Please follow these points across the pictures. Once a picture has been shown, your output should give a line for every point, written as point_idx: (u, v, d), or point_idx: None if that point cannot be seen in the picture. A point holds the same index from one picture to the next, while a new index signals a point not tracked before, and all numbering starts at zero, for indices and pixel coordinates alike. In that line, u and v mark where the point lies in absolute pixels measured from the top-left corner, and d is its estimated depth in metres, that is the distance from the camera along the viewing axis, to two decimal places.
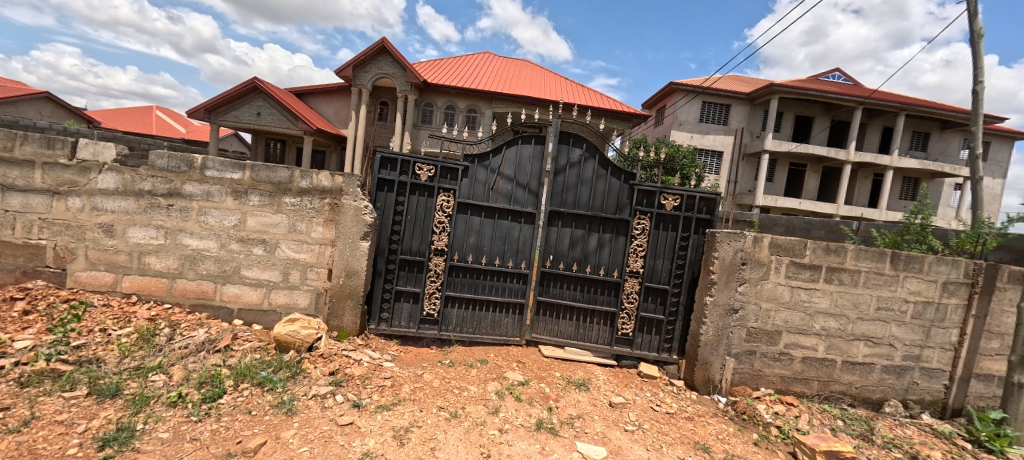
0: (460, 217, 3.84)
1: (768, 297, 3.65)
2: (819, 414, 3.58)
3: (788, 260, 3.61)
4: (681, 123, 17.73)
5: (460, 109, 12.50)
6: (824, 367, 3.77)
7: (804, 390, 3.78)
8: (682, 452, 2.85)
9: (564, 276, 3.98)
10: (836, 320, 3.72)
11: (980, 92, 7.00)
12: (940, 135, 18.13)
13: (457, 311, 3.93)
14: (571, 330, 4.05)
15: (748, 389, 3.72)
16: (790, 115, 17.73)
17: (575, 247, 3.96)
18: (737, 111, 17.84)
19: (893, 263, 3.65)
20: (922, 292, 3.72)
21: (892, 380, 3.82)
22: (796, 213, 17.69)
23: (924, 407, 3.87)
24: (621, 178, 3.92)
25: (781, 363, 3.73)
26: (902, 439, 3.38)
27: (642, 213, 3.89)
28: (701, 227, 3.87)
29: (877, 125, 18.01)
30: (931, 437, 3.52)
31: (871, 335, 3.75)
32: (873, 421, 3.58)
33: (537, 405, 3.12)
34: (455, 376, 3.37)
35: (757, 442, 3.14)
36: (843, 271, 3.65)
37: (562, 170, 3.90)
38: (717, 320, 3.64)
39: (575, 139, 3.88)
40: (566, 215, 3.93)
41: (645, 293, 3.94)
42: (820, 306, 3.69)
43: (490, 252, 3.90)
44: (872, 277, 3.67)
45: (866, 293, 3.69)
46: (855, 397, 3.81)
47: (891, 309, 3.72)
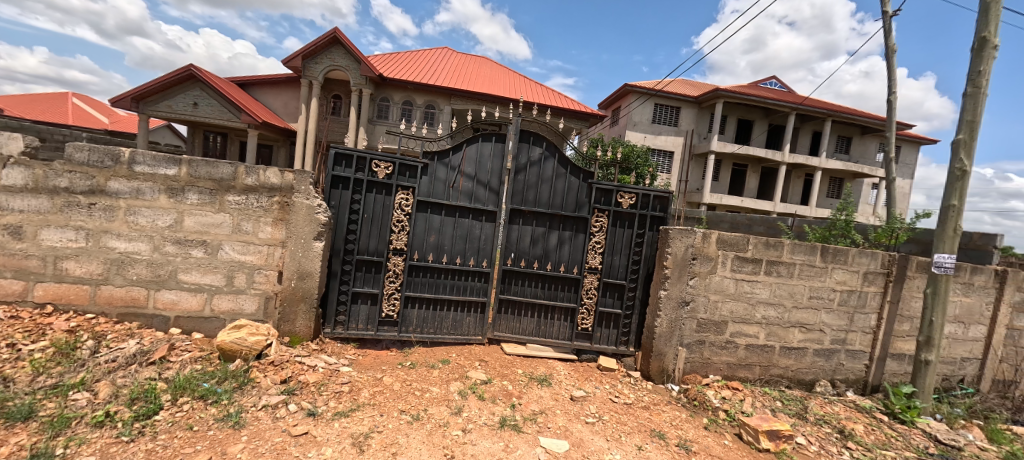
0: (419, 215, 3.76)
1: (715, 290, 3.87)
2: (761, 397, 3.84)
3: (733, 254, 3.84)
4: (636, 124, 18.38)
5: (418, 104, 12.24)
6: (764, 352, 4.05)
7: (747, 375, 4.05)
8: (640, 440, 2.97)
9: (525, 274, 4.00)
10: (774, 308, 4.01)
11: (892, 101, 7.80)
12: (860, 139, 20.01)
13: (417, 311, 3.85)
14: (532, 327, 4.10)
15: (699, 377, 3.93)
16: (733, 118, 18.90)
17: (536, 245, 4.00)
18: (686, 113, 18.79)
19: (823, 256, 3.99)
20: (848, 282, 4.09)
21: (823, 363, 4.19)
22: (739, 211, 18.89)
23: (849, 385, 4.27)
24: (579, 176, 4.00)
25: (727, 351, 3.98)
26: (831, 415, 3.71)
27: (600, 210, 4.00)
28: (655, 224, 4.04)
29: (808, 129, 19.59)
30: (855, 412, 3.88)
31: (804, 322, 4.08)
32: (806, 400, 3.89)
33: (500, 403, 3.12)
34: (416, 378, 3.30)
35: (707, 426, 3.33)
36: (780, 264, 3.94)
37: (522, 169, 3.91)
38: (670, 312, 3.81)
39: (535, 138, 3.91)
40: (527, 213, 3.96)
41: (603, 289, 4.05)
42: (761, 296, 3.96)
43: (451, 252, 3.85)
44: (805, 269, 3.99)
45: (800, 283, 4.00)
46: (791, 379, 4.15)
47: (821, 297, 4.07)
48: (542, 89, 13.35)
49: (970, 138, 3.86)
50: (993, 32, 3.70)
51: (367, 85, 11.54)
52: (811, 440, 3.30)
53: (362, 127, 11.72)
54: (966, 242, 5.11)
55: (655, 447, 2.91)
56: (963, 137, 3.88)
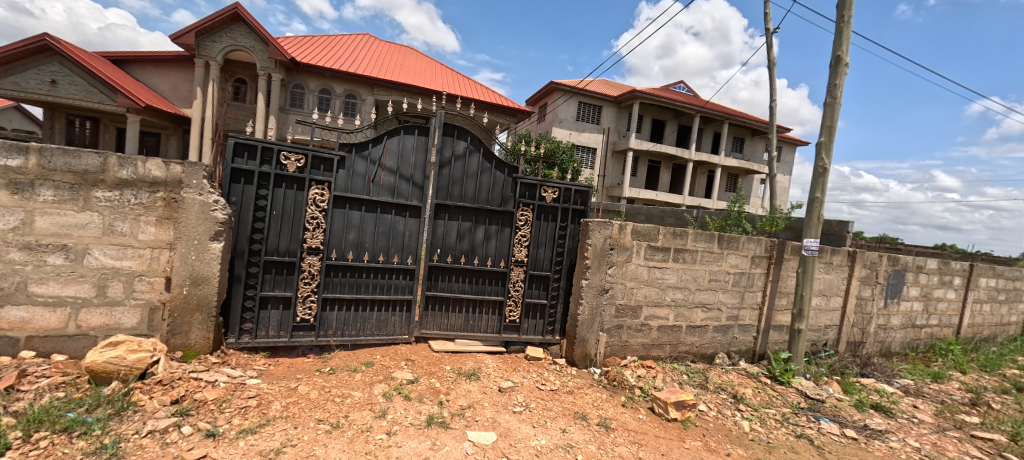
0: (337, 212, 3.54)
1: (631, 277, 4.16)
2: (670, 372, 4.23)
3: (646, 244, 4.16)
4: (561, 121, 19.02)
5: (336, 93, 11.47)
6: (673, 332, 4.45)
7: (659, 353, 4.43)
8: (564, 423, 3.11)
9: (452, 269, 3.97)
10: (681, 291, 4.42)
11: (774, 108, 8.96)
12: (751, 139, 22.66)
13: (337, 313, 3.64)
14: (460, 322, 4.08)
15: (618, 359, 4.21)
16: (648, 118, 20.33)
17: (463, 240, 3.98)
18: (607, 112, 19.84)
19: (719, 243, 4.47)
20: (740, 265, 4.64)
21: (720, 338, 4.71)
22: (654, 203, 20.43)
23: (742, 355, 4.86)
24: (504, 171, 4.04)
25: (642, 333, 4.31)
26: (727, 383, 4.20)
27: (525, 204, 4.08)
28: (576, 217, 4.23)
29: (710, 129, 21.74)
30: (747, 378, 4.43)
31: (706, 302, 4.55)
32: (707, 372, 4.36)
33: (427, 401, 3.07)
34: (336, 384, 3.13)
35: (624, 403, 3.58)
36: (685, 251, 4.35)
37: (447, 163, 3.86)
38: (591, 300, 4.03)
39: (459, 132, 3.87)
40: (453, 208, 3.92)
41: (529, 281, 4.16)
42: (670, 281, 4.34)
43: (373, 249, 3.69)
44: (706, 255, 4.44)
45: (701, 268, 4.45)
46: (695, 354, 4.61)
47: (719, 280, 4.56)
48: (468, 82, 13.22)
49: (829, 141, 4.55)
50: (845, 52, 4.39)
51: (276, 69, 10.55)
52: (711, 406, 3.71)
53: (271, 116, 10.73)
54: (827, 228, 6.10)
55: (578, 428, 3.07)
56: (824, 140, 4.56)
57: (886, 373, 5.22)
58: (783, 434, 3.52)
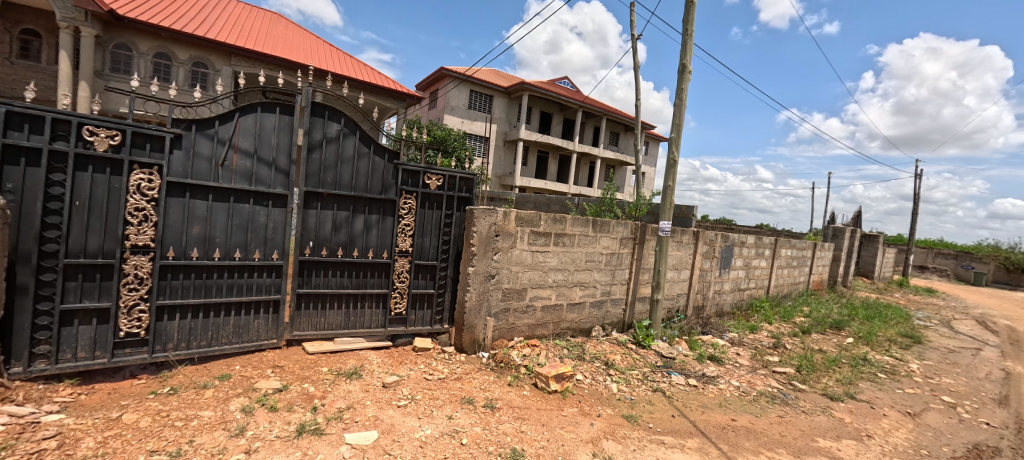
0: (173, 201, 2.99)
1: (516, 262, 4.32)
2: (553, 348, 4.53)
3: (529, 230, 4.34)
4: (452, 108, 18.76)
5: (180, 60, 9.62)
6: (555, 310, 4.76)
7: (543, 332, 4.70)
8: (451, 410, 3.12)
9: (328, 263, 3.66)
10: (561, 273, 4.73)
11: None
12: (624, 134, 25.21)
13: (180, 322, 3.10)
14: (340, 320, 3.81)
15: (505, 341, 4.36)
16: (536, 110, 21.18)
17: (339, 231, 3.69)
18: (497, 102, 20.15)
19: (593, 227, 4.89)
20: (610, 246, 5.13)
21: (596, 312, 5.19)
22: (543, 192, 21.54)
23: (614, 326, 5.43)
24: (384, 157, 3.82)
25: (527, 314, 4.52)
26: (600, 352, 4.66)
27: (409, 192, 3.93)
28: (462, 205, 4.22)
29: (590, 124, 23.60)
30: (617, 346, 4.98)
31: (583, 281, 4.96)
32: (584, 344, 4.78)
33: (299, 409, 2.81)
34: (179, 405, 2.67)
35: (510, 382, 3.74)
36: (564, 236, 4.65)
37: (317, 146, 3.51)
38: (478, 286, 4.07)
39: (330, 113, 3.55)
40: (326, 196, 3.60)
41: (415, 271, 4.04)
42: (551, 264, 4.61)
43: (226, 244, 3.21)
44: (582, 238, 4.82)
45: (579, 251, 4.83)
46: (575, 329, 5.01)
47: (594, 260, 5.00)
48: (349, 60, 12.10)
49: (678, 137, 5.26)
50: (688, 61, 5.09)
51: (87, 22, 8.41)
52: (586, 375, 4.08)
53: (82, 82, 8.58)
54: (679, 212, 7.11)
55: (465, 413, 3.11)
56: (674, 136, 5.26)
57: (719, 329, 6.35)
58: (643, 390, 4.04)
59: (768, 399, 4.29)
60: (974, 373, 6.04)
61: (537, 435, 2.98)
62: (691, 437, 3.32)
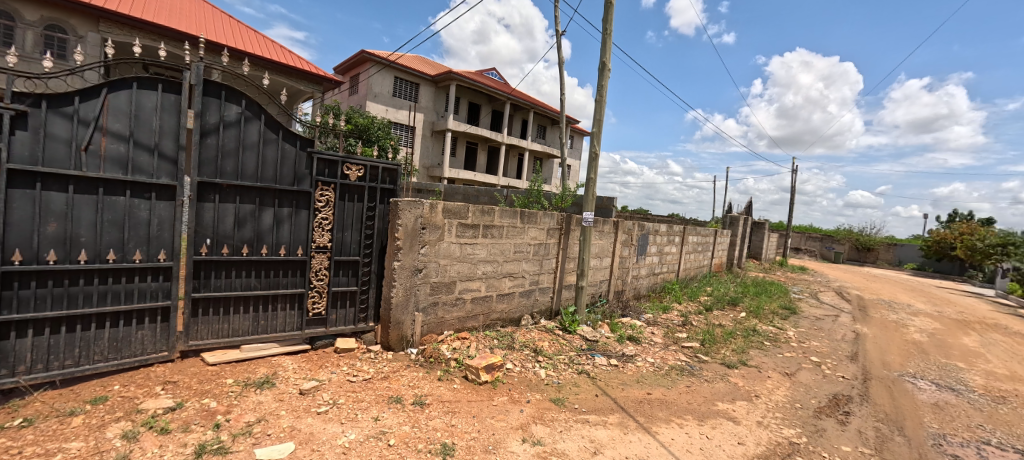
0: (19, 193, 2.49)
1: (444, 255, 4.24)
2: (483, 339, 4.53)
3: (457, 222, 4.27)
4: (375, 95, 17.81)
5: (27, 22, 7.96)
6: (485, 302, 4.77)
7: (473, 324, 4.69)
8: (377, 411, 2.99)
9: (230, 263, 3.29)
10: (491, 264, 4.74)
11: None
12: (550, 127, 25.90)
13: (34, 338, 2.60)
14: (247, 325, 3.45)
15: (434, 335, 4.27)
16: (464, 100, 20.90)
17: (243, 226, 3.32)
18: (423, 90, 19.54)
19: (521, 218, 4.96)
20: (538, 237, 5.25)
21: (525, 301, 5.29)
22: (472, 183, 21.43)
23: (542, 314, 5.59)
24: (295, 144, 3.50)
25: (457, 307, 4.47)
26: (529, 340, 4.77)
27: (325, 183, 3.65)
28: (385, 197, 4.02)
29: (518, 116, 23.87)
30: (545, 333, 5.13)
31: (512, 272, 5.01)
32: (514, 333, 4.85)
33: (198, 428, 2.50)
34: (36, 439, 2.24)
35: (440, 377, 3.68)
36: (493, 228, 4.66)
37: (212, 131, 3.12)
38: (405, 281, 3.93)
39: (227, 93, 3.17)
40: (225, 187, 3.22)
41: (335, 268, 3.78)
42: (480, 256, 4.60)
43: (95, 245, 2.75)
44: (510, 230, 4.86)
45: (507, 242, 4.86)
46: (504, 319, 5.06)
47: (522, 251, 5.08)
48: (254, 35, 10.72)
49: (599, 132, 5.49)
50: (608, 60, 5.32)
51: None
52: (516, 363, 4.16)
53: None
54: (600, 203, 7.49)
55: (393, 413, 3.00)
56: (595, 130, 5.49)
57: (637, 311, 6.83)
58: (569, 374, 4.21)
59: (678, 371, 4.71)
60: (835, 336, 7.21)
61: (468, 428, 2.97)
62: (613, 413, 3.54)
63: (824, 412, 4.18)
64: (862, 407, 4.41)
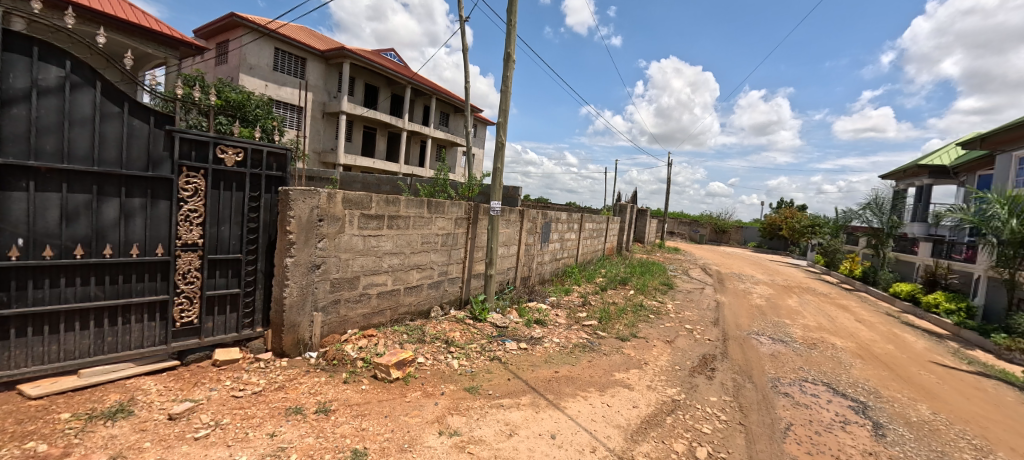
0: None
1: (345, 248, 3.92)
2: (392, 335, 4.32)
3: (359, 213, 3.97)
4: (252, 67, 15.65)
5: None
6: (392, 296, 4.54)
7: (380, 320, 4.44)
8: (273, 426, 2.67)
9: (59, 268, 2.63)
10: (397, 257, 4.52)
11: None
12: (454, 115, 25.52)
13: None
14: (89, 343, 2.80)
15: (336, 335, 3.95)
16: (360, 81, 19.53)
17: (75, 222, 2.68)
18: (312, 66, 17.77)
19: (428, 208, 4.80)
20: (446, 227, 5.14)
21: (434, 293, 5.16)
22: (371, 171, 20.21)
23: (452, 304, 5.51)
24: (148, 120, 2.91)
25: (361, 303, 4.19)
26: (440, 331, 4.68)
27: (192, 169, 3.10)
28: (272, 186, 3.56)
29: (420, 102, 23.06)
30: (456, 323, 5.08)
31: (420, 263, 4.84)
32: (424, 326, 4.71)
33: None
34: None
35: (346, 379, 3.41)
36: (398, 218, 4.43)
37: (21, 99, 2.47)
38: (301, 279, 3.54)
39: (41, 51, 2.51)
40: (45, 172, 2.56)
41: (210, 268, 3.26)
42: (386, 248, 4.35)
43: None
44: (417, 220, 4.67)
45: (414, 233, 4.67)
46: (413, 312, 4.88)
47: (430, 241, 4.93)
48: None
49: (505, 122, 5.54)
50: (512, 51, 5.35)
51: None
52: (427, 356, 4.04)
53: None
54: (506, 192, 7.62)
55: (292, 425, 2.71)
56: (501, 121, 5.52)
57: (542, 295, 7.13)
58: (481, 361, 4.24)
59: (580, 348, 5.04)
60: (702, 305, 8.39)
61: (380, 429, 2.80)
62: (525, 395, 3.65)
63: (697, 371, 4.84)
64: (724, 363, 5.21)
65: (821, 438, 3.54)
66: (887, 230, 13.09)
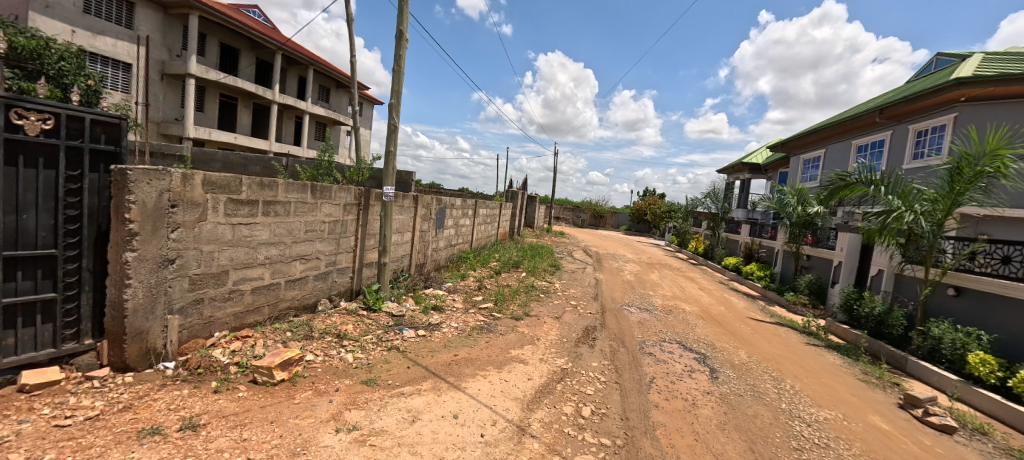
0: None
1: (208, 239, 3.38)
2: (272, 334, 3.88)
3: (225, 197, 3.46)
4: (48, 5, 12.20)
5: None
6: (271, 291, 4.06)
7: (256, 319, 3.94)
8: (121, 454, 2.22)
9: None
10: (275, 247, 4.05)
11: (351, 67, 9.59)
12: (336, 91, 23.38)
13: None
14: None
15: (201, 340, 3.42)
16: (214, 41, 16.69)
17: None
18: (146, 16, 14.61)
19: (312, 193, 4.38)
20: (333, 213, 4.75)
21: (321, 285, 4.75)
22: (234, 148, 17.50)
23: (342, 296, 5.15)
24: None
25: (231, 301, 3.68)
26: (330, 325, 4.35)
27: None
28: (101, 163, 2.89)
29: (294, 73, 20.59)
30: (347, 316, 4.77)
31: (304, 253, 4.41)
32: (310, 321, 4.33)
33: None
34: None
35: (217, 389, 2.98)
36: (276, 204, 3.96)
37: None
38: (148, 277, 2.96)
39: None
40: None
41: (6, 267, 2.53)
42: (261, 237, 3.87)
43: None
44: (299, 206, 4.23)
45: (296, 220, 4.23)
46: (297, 307, 4.44)
47: (315, 229, 4.51)
48: None
49: (397, 103, 5.27)
50: (404, 28, 5.09)
51: None
52: (316, 353, 3.73)
53: None
54: (398, 177, 7.33)
55: (149, 449, 2.29)
56: (394, 102, 5.25)
57: (438, 281, 7.08)
58: (378, 352, 4.07)
59: (477, 330, 5.16)
60: (585, 283, 9.21)
61: (266, 437, 2.53)
62: (425, 380, 3.62)
63: (582, 341, 5.33)
64: (603, 332, 5.84)
65: (677, 386, 4.23)
66: (722, 215, 15.90)
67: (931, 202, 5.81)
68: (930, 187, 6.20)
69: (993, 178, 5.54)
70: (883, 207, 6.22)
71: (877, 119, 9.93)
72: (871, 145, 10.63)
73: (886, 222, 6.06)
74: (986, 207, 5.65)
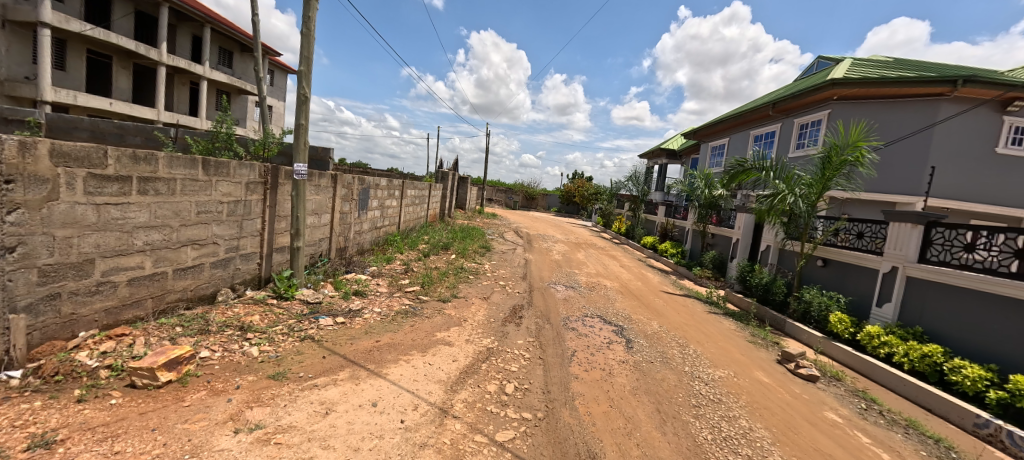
0: None
1: (63, 222, 2.84)
2: (156, 331, 3.40)
3: (83, 172, 2.91)
4: None
5: None
6: (154, 282, 3.54)
7: (135, 314, 3.42)
8: None
9: None
10: (158, 231, 3.51)
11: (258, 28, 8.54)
12: (239, 56, 20.81)
13: None
14: None
15: (61, 342, 2.90)
16: None
17: None
18: None
19: (204, 169, 3.85)
20: (232, 193, 4.23)
21: (220, 273, 4.24)
22: (108, 116, 14.88)
23: (247, 284, 4.65)
24: None
25: (101, 295, 3.14)
26: (231, 318, 3.91)
27: None
28: None
29: (186, 30, 17.88)
30: (253, 306, 4.33)
31: (196, 238, 3.89)
32: (207, 314, 3.86)
33: None
34: None
35: (82, 397, 2.54)
36: (157, 181, 3.42)
37: None
38: None
39: None
40: None
41: None
42: (137, 220, 3.32)
43: None
44: (187, 184, 3.70)
45: (184, 200, 3.70)
46: (190, 298, 3.92)
47: (210, 211, 3.99)
48: None
49: (307, 71, 4.79)
50: None
51: None
52: (214, 349, 3.35)
53: None
54: (315, 154, 6.75)
55: None
56: (304, 69, 4.76)
57: (361, 266, 6.73)
58: (289, 343, 3.75)
59: (402, 315, 5.00)
60: (514, 264, 9.34)
61: (145, 447, 2.23)
62: (342, 369, 3.43)
63: (509, 320, 5.41)
64: (530, 310, 5.99)
65: (596, 357, 4.48)
66: (640, 197, 17.12)
67: (808, 186, 6.69)
68: (807, 172, 7.11)
69: (854, 166, 6.47)
70: (772, 190, 7.04)
71: (770, 112, 11.12)
72: (764, 136, 11.92)
73: (773, 204, 6.87)
74: (848, 191, 6.61)
